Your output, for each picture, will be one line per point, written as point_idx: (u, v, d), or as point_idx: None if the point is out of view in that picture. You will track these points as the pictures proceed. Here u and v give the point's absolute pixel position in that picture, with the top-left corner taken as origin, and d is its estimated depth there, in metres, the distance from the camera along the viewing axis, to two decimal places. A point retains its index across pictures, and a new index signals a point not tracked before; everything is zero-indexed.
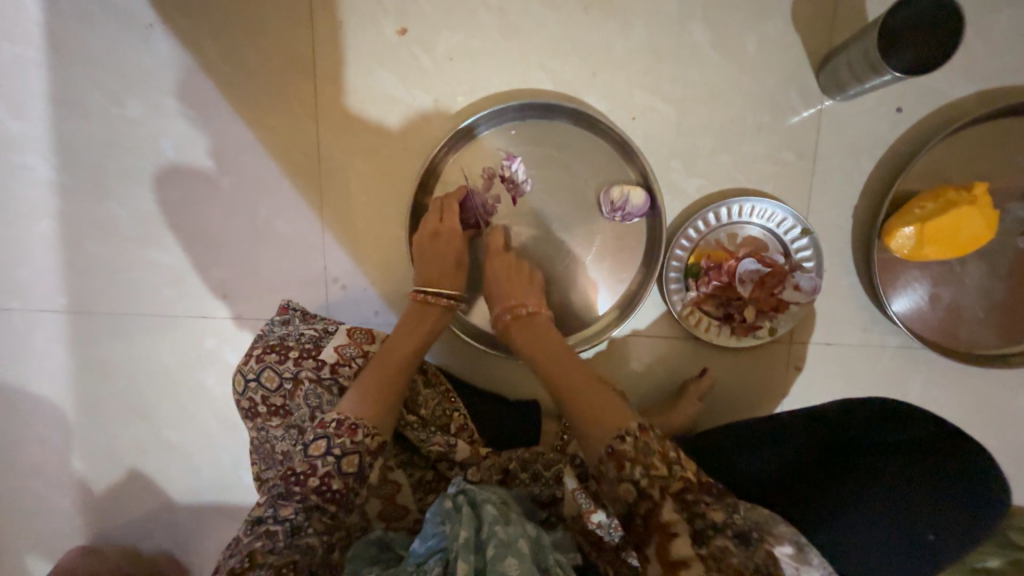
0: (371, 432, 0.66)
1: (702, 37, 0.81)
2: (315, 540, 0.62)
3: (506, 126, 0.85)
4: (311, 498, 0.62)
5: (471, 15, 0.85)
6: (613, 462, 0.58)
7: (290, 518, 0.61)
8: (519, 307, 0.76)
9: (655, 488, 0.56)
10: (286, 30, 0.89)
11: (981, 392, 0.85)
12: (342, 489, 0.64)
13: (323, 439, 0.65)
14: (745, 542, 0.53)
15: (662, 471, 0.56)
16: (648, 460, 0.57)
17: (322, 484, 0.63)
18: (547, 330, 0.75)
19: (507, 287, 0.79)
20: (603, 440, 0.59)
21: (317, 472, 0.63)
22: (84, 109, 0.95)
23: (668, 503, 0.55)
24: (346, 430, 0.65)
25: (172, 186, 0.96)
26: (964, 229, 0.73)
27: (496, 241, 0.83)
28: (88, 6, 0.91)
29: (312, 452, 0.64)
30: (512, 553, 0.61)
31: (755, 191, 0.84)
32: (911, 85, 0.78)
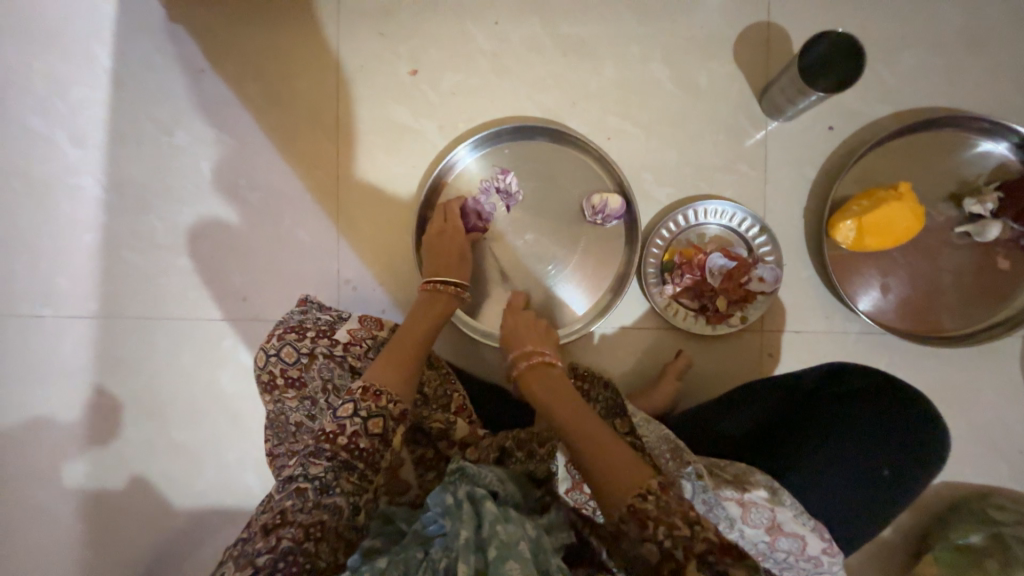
0: (393, 398, 0.73)
1: (662, 73, 0.98)
2: (341, 501, 0.65)
3: (501, 146, 1.00)
4: (341, 456, 0.67)
5: (471, 60, 1.03)
6: (635, 520, 0.60)
7: (319, 477, 0.66)
8: (539, 355, 0.81)
9: (679, 549, 0.57)
10: (316, 73, 1.07)
11: (942, 374, 0.92)
12: (369, 449, 0.69)
13: (350, 403, 0.71)
14: None
15: (684, 531, 0.58)
16: (671, 519, 0.59)
17: (350, 443, 0.68)
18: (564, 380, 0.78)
19: (528, 339, 0.85)
20: (626, 498, 0.62)
21: (345, 431, 0.69)
22: (137, 138, 1.10)
23: (692, 563, 0.56)
24: (371, 395, 0.72)
25: (207, 203, 1.09)
26: (897, 221, 0.85)
27: (518, 302, 0.93)
28: (152, 56, 1.10)
29: (341, 414, 0.70)
30: (514, 556, 0.62)
31: (717, 197, 0.96)
32: (838, 108, 0.94)
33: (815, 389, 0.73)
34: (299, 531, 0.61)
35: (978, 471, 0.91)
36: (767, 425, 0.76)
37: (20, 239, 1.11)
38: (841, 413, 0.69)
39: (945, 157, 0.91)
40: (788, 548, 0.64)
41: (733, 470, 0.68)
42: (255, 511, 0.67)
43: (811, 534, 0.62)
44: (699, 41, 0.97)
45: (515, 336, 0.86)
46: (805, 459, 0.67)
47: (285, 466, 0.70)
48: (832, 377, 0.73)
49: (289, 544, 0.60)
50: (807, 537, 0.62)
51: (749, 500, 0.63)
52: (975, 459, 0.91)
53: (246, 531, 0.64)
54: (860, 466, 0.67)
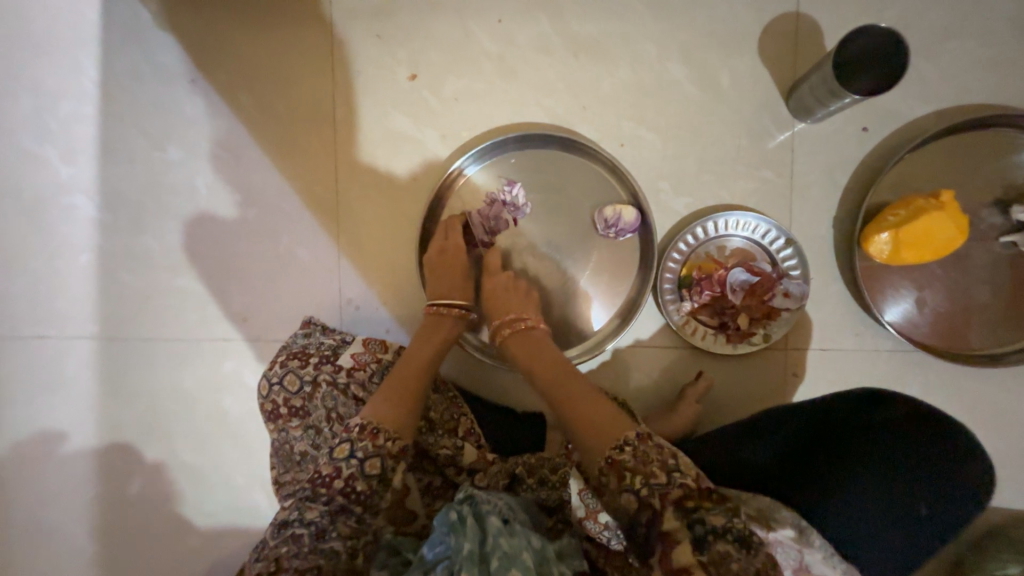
0: (391, 436, 0.70)
1: (680, 73, 0.91)
2: (338, 544, 0.64)
3: (507, 156, 0.94)
4: (337, 499, 0.66)
5: (473, 62, 0.96)
6: (614, 472, 0.61)
7: (316, 521, 0.64)
8: (520, 321, 0.83)
9: (656, 497, 0.58)
10: (311, 81, 1.01)
11: (980, 394, 0.87)
12: (366, 491, 0.67)
13: (346, 443, 0.68)
14: (743, 543, 0.54)
15: (661, 479, 0.59)
16: (648, 469, 0.60)
17: (347, 486, 0.66)
18: (543, 344, 0.81)
19: (507, 303, 0.85)
20: (603, 450, 0.63)
21: (341, 474, 0.66)
22: (129, 152, 1.06)
23: (670, 511, 0.58)
24: (368, 435, 0.69)
25: (204, 219, 1.05)
26: (937, 233, 0.78)
27: (495, 261, 0.90)
28: (140, 67, 1.05)
29: (337, 455, 0.68)
30: (517, 564, 0.62)
31: (739, 206, 0.90)
32: (873, 108, 0.86)
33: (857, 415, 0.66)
34: None
35: (1014, 494, 0.86)
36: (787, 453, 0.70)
37: (17, 260, 1.09)
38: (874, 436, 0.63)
39: (991, 160, 0.83)
40: None
41: (758, 504, 0.64)
42: (251, 554, 0.65)
43: None
44: (720, 36, 0.89)
45: (495, 302, 0.86)
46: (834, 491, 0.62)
47: (283, 506, 0.68)
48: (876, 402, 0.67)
49: None
50: None
51: (774, 538, 0.61)
52: (1012, 483, 0.86)
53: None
54: (895, 496, 0.59)
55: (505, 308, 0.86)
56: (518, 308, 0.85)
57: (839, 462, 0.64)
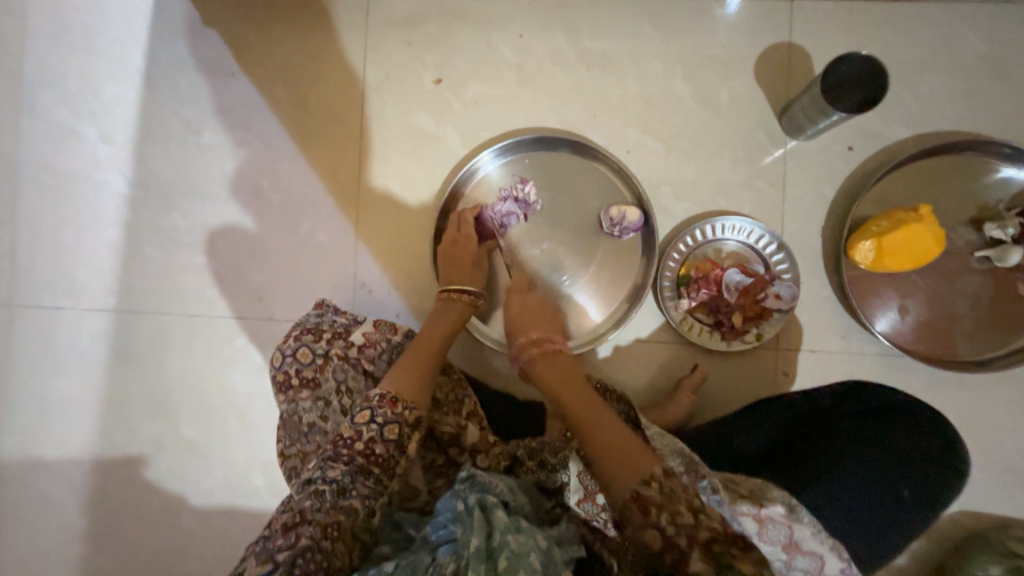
0: (409, 405, 0.74)
1: (683, 89, 0.99)
2: (357, 502, 0.66)
3: (521, 156, 1.01)
4: (357, 460, 0.68)
5: (495, 71, 1.05)
6: (638, 507, 0.59)
7: (337, 479, 0.66)
8: (547, 342, 0.83)
9: (682, 537, 0.55)
10: (343, 78, 1.09)
11: (961, 399, 0.91)
12: (384, 455, 0.70)
13: (367, 409, 0.72)
14: None
15: (689, 518, 0.56)
16: (675, 506, 0.57)
17: (367, 449, 0.69)
18: (570, 371, 0.79)
19: (532, 323, 0.87)
20: (629, 485, 0.61)
21: (362, 437, 0.70)
22: (165, 136, 1.13)
23: (695, 552, 0.54)
24: (387, 402, 0.73)
25: (230, 201, 1.11)
26: (917, 243, 0.85)
27: (521, 281, 0.94)
28: (184, 58, 1.13)
29: (357, 420, 0.71)
30: (524, 566, 0.61)
31: (735, 213, 0.97)
32: (858, 129, 0.94)
33: (832, 406, 0.76)
34: (317, 530, 0.61)
35: (994, 500, 0.89)
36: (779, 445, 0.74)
37: (46, 232, 1.14)
38: (864, 430, 0.69)
39: (966, 182, 0.91)
40: (805, 568, 0.62)
41: (750, 485, 0.64)
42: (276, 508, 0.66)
43: (829, 552, 0.61)
44: (721, 59, 0.99)
45: (520, 319, 0.88)
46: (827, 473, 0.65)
47: (305, 468, 0.70)
48: (847, 395, 0.76)
49: (307, 544, 0.60)
50: (825, 557, 0.61)
51: (766, 515, 0.61)
52: (993, 488, 0.89)
53: (268, 528, 0.63)
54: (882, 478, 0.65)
55: (529, 327, 0.86)
56: (541, 328, 0.85)
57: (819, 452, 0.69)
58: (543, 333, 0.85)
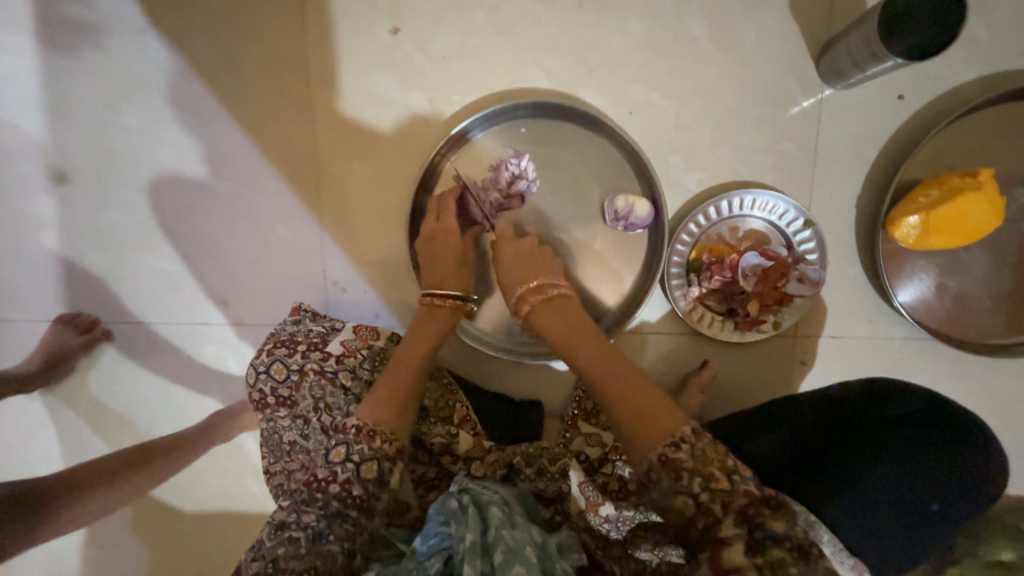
0: (389, 438, 0.66)
1: (697, 28, 0.80)
2: (336, 546, 0.61)
3: (517, 123, 0.85)
4: (334, 504, 0.62)
5: (465, 15, 0.85)
6: (668, 473, 0.52)
7: (312, 524, 0.62)
8: (551, 286, 0.71)
9: (718, 504, 0.50)
10: (281, 31, 0.89)
11: (991, 382, 0.84)
12: (363, 496, 0.63)
13: (343, 445, 0.65)
14: (803, 553, 0.49)
15: (724, 484, 0.50)
16: (708, 470, 0.51)
17: (343, 490, 0.63)
18: (576, 314, 0.70)
19: (531, 266, 0.75)
20: (655, 447, 0.53)
21: (338, 478, 0.63)
22: (84, 121, 0.95)
23: (729, 517, 0.50)
24: (364, 437, 0.65)
25: (173, 195, 0.96)
26: (971, 216, 0.72)
27: (506, 228, 0.80)
28: (83, 14, 0.91)
29: (333, 458, 0.64)
30: (521, 560, 0.57)
31: (756, 183, 0.83)
32: (911, 72, 0.77)
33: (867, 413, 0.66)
34: None
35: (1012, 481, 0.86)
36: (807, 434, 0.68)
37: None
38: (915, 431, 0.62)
39: None
40: None
41: None
42: (245, 555, 0.62)
43: (847, 575, 0.55)
44: None
45: (513, 266, 0.75)
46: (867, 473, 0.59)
47: (279, 506, 0.66)
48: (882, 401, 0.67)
49: None
50: None
51: None
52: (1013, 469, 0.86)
53: None
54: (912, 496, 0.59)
55: (528, 271, 0.74)
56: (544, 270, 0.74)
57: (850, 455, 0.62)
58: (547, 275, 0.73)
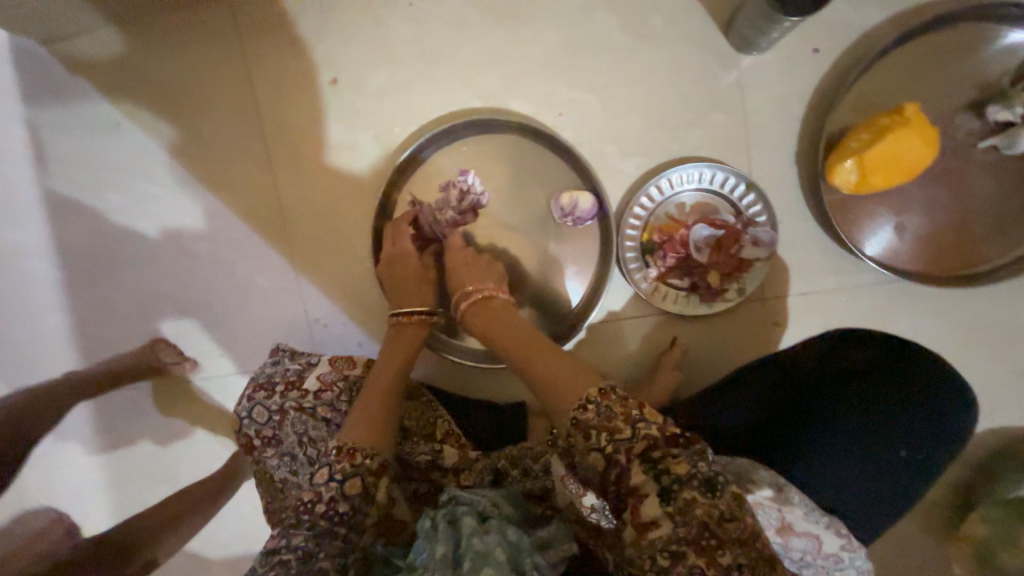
0: (369, 453, 0.69)
1: (607, 23, 0.84)
2: (328, 563, 0.63)
3: (458, 143, 0.89)
4: (320, 524, 0.65)
5: (392, 53, 0.91)
6: (580, 434, 0.55)
7: (302, 546, 0.63)
8: (477, 290, 0.76)
9: (621, 452, 0.52)
10: (234, 99, 0.97)
11: (976, 313, 0.82)
12: (350, 511, 0.66)
13: (326, 467, 0.68)
14: (709, 487, 0.50)
15: (624, 433, 0.52)
16: (613, 423, 0.53)
17: (328, 509, 0.65)
18: (505, 312, 0.73)
19: (467, 276, 0.79)
20: (569, 410, 0.57)
21: (323, 498, 0.66)
22: (80, 210, 1.03)
23: (637, 465, 0.52)
24: (345, 456, 0.68)
25: (163, 263, 1.03)
26: (904, 154, 0.72)
27: (457, 242, 0.85)
28: (64, 118, 1.01)
29: (317, 480, 0.67)
30: (489, 562, 0.58)
31: (693, 157, 0.84)
32: (821, 24, 0.79)
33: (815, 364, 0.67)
34: None
35: None
36: (775, 402, 0.65)
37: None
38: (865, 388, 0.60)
39: (960, 61, 0.76)
40: (803, 548, 0.58)
41: (734, 467, 0.58)
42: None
43: (827, 531, 0.56)
44: None
45: (455, 278, 0.80)
46: (818, 433, 0.58)
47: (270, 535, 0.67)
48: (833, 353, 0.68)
49: None
50: (823, 536, 0.56)
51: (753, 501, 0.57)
52: None
53: None
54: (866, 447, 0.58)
55: (465, 280, 0.79)
56: (474, 279, 0.78)
57: (803, 423, 0.59)
58: (477, 283, 0.77)
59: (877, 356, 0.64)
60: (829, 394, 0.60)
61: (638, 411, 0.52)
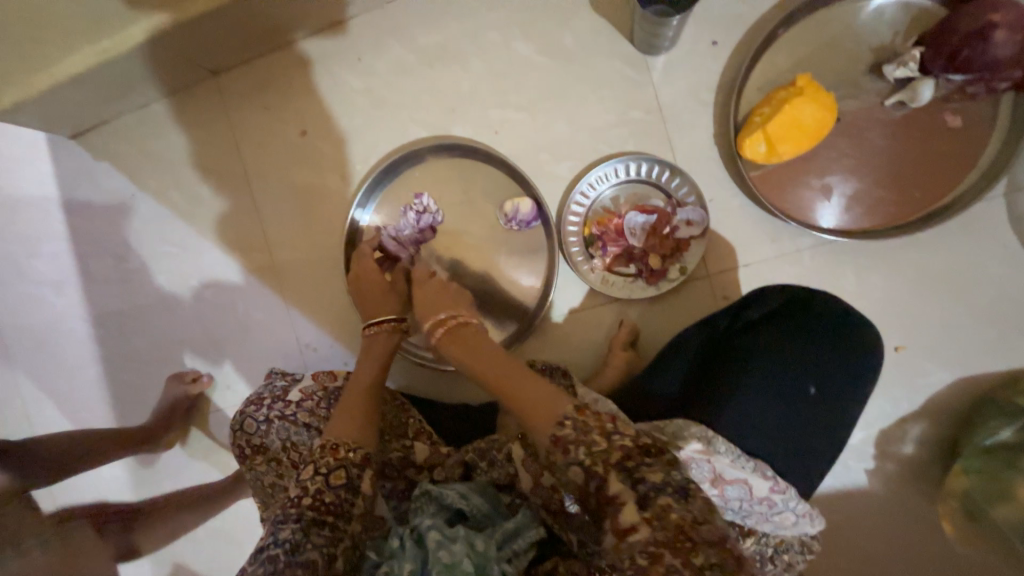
0: (352, 448, 0.73)
1: (527, 50, 0.95)
2: (315, 554, 0.63)
3: (411, 171, 0.99)
4: (308, 514, 0.66)
5: (350, 104, 1.05)
6: (559, 450, 0.56)
7: (289, 538, 0.63)
8: (454, 317, 0.74)
9: (599, 464, 0.54)
10: (224, 160, 1.12)
11: (920, 262, 0.83)
12: (336, 501, 0.68)
13: (312, 463, 0.71)
14: (683, 495, 0.52)
15: (602, 446, 0.55)
16: (590, 437, 0.55)
17: (316, 499, 0.67)
18: (478, 335, 0.71)
19: (437, 304, 0.78)
20: (548, 426, 0.58)
21: (309, 491, 0.68)
22: (100, 274, 1.17)
23: (614, 475, 0.54)
24: (330, 451, 0.72)
25: (172, 313, 1.14)
26: (805, 122, 0.77)
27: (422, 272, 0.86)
28: (89, 197, 1.16)
29: (303, 476, 0.70)
30: (456, 575, 0.61)
31: (621, 152, 0.91)
32: (715, 20, 0.87)
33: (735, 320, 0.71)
34: None
35: (991, 356, 0.81)
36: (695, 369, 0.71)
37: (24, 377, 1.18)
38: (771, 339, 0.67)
39: (848, 31, 0.82)
40: (738, 496, 0.60)
41: (671, 427, 0.61)
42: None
43: (753, 475, 0.59)
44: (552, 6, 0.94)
45: (424, 305, 0.79)
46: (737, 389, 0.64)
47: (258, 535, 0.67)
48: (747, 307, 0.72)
49: None
50: (750, 481, 0.59)
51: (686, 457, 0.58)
52: (984, 342, 0.81)
53: None
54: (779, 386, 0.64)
55: (437, 308, 0.77)
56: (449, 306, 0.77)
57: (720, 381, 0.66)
58: (450, 309, 0.76)
59: (779, 308, 0.69)
60: (741, 355, 0.66)
61: (612, 424, 0.55)
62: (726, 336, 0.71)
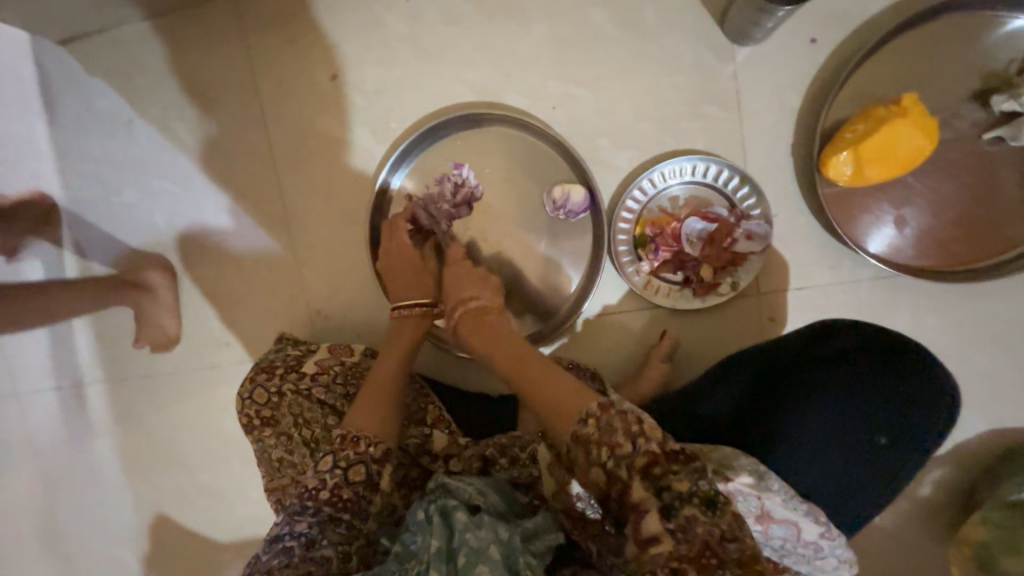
0: (372, 441, 0.67)
1: (600, 18, 0.84)
2: (330, 551, 0.61)
3: (453, 138, 0.90)
4: (325, 510, 0.63)
5: (391, 51, 0.93)
6: (580, 448, 0.52)
7: (305, 532, 0.61)
8: (473, 300, 0.73)
9: (622, 468, 0.50)
10: (238, 95, 0.99)
11: (973, 308, 0.81)
12: (354, 498, 0.65)
13: (331, 454, 0.67)
14: (709, 506, 0.47)
15: (626, 449, 0.50)
16: (613, 439, 0.51)
17: (333, 496, 0.64)
18: (498, 325, 0.69)
19: (463, 286, 0.76)
20: (568, 425, 0.54)
21: (327, 485, 0.64)
22: (89, 205, 1.05)
23: (637, 481, 0.49)
24: (349, 444, 0.67)
25: (169, 258, 1.04)
26: (899, 146, 0.72)
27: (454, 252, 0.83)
28: (79, 115, 1.03)
29: (321, 468, 0.66)
30: (484, 560, 0.55)
31: (688, 149, 0.84)
32: (814, 17, 0.78)
33: (797, 349, 0.67)
34: None
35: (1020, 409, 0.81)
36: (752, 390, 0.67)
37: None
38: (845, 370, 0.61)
39: (959, 51, 0.75)
40: (783, 535, 0.58)
41: (716, 456, 0.59)
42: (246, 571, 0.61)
43: (805, 518, 0.56)
44: None
45: (446, 287, 0.77)
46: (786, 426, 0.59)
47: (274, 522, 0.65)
48: (816, 337, 0.68)
49: None
50: (801, 523, 0.56)
51: (734, 488, 0.56)
52: (1017, 396, 0.81)
53: None
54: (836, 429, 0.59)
55: (460, 290, 0.76)
56: (472, 288, 0.75)
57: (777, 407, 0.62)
58: (473, 292, 0.74)
59: (871, 340, 0.62)
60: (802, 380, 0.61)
61: (637, 424, 0.50)
62: (788, 359, 0.66)
